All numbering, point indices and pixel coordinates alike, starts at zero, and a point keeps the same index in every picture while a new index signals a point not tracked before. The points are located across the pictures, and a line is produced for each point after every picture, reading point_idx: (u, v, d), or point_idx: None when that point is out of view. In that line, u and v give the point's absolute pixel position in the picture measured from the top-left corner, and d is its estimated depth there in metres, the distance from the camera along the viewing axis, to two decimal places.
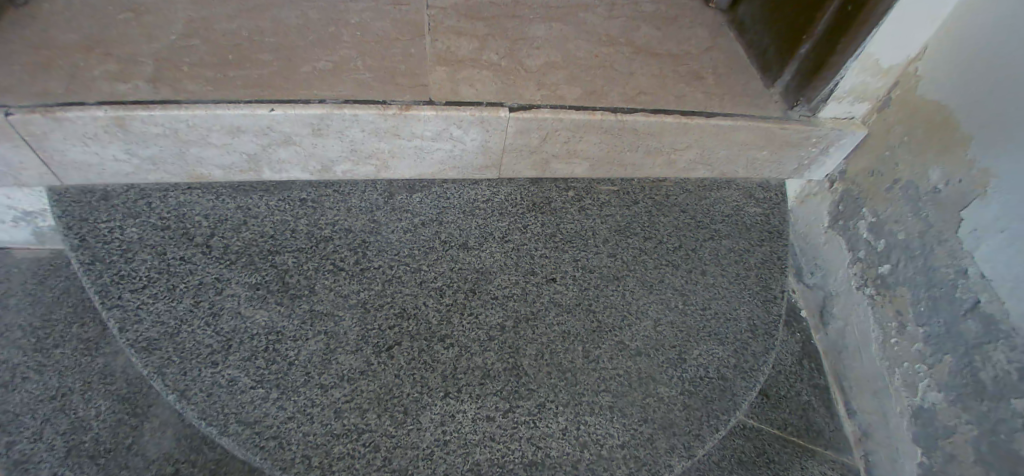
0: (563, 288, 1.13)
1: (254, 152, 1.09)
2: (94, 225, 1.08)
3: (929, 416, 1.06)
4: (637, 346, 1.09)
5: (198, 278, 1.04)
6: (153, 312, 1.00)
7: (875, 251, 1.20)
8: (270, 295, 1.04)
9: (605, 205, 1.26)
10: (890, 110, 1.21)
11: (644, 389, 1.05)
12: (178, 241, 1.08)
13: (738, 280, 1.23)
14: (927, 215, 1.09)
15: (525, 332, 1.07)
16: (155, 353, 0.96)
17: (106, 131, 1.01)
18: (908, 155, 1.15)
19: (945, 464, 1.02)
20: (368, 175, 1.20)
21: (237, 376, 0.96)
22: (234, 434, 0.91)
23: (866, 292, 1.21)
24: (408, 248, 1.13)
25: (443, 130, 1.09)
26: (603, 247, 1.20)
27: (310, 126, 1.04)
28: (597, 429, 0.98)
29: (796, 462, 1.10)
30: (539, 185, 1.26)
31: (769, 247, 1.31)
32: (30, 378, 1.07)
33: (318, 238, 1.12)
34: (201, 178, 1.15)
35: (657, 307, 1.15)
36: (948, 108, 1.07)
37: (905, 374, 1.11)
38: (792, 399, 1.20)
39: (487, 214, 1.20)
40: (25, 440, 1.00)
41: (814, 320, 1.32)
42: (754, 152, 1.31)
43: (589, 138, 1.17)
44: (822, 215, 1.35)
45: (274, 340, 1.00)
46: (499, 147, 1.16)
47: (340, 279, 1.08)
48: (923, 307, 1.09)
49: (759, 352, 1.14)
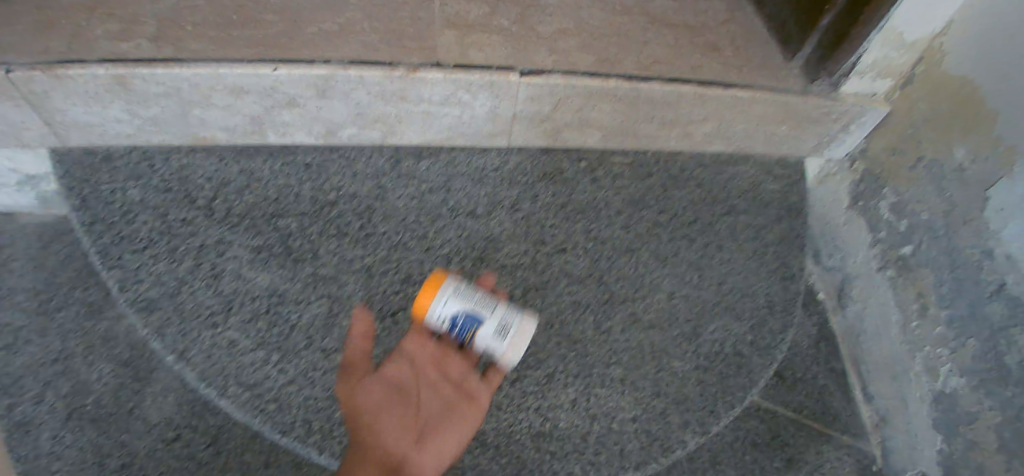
0: (574, 259, 1.10)
1: (258, 114, 1.06)
2: (96, 187, 1.07)
3: (950, 402, 1.02)
4: (650, 319, 1.07)
5: (200, 240, 1.03)
6: (153, 272, 0.99)
7: (897, 232, 1.15)
8: (272, 258, 1.02)
9: (618, 177, 1.22)
10: (915, 86, 1.14)
11: (656, 363, 1.03)
12: (181, 203, 1.06)
13: (754, 257, 1.19)
14: (951, 194, 1.04)
15: (535, 302, 1.04)
16: (155, 314, 0.96)
17: (108, 89, 0.99)
18: (932, 134, 1.09)
19: (967, 451, 0.99)
20: (375, 140, 1.16)
21: (237, 338, 0.95)
22: (235, 396, 0.91)
23: (887, 273, 1.17)
24: (415, 215, 1.10)
25: (451, 94, 1.05)
26: (616, 219, 1.17)
27: (314, 88, 1.01)
28: (607, 402, 0.97)
29: (812, 446, 1.09)
30: (550, 155, 1.22)
31: (788, 224, 1.27)
32: (32, 341, 1.08)
33: (322, 203, 1.09)
34: (206, 140, 1.12)
35: (671, 280, 1.12)
36: (974, 82, 1.01)
37: (926, 358, 1.07)
38: (808, 382, 1.17)
39: (497, 182, 1.16)
40: (26, 403, 1.02)
41: (833, 303, 1.27)
42: (772, 127, 1.28)
43: (601, 107, 1.13)
44: (842, 195, 1.29)
45: (276, 302, 0.98)
46: (509, 115, 1.12)
47: (345, 244, 1.05)
48: (946, 289, 1.04)
49: (774, 330, 1.12)
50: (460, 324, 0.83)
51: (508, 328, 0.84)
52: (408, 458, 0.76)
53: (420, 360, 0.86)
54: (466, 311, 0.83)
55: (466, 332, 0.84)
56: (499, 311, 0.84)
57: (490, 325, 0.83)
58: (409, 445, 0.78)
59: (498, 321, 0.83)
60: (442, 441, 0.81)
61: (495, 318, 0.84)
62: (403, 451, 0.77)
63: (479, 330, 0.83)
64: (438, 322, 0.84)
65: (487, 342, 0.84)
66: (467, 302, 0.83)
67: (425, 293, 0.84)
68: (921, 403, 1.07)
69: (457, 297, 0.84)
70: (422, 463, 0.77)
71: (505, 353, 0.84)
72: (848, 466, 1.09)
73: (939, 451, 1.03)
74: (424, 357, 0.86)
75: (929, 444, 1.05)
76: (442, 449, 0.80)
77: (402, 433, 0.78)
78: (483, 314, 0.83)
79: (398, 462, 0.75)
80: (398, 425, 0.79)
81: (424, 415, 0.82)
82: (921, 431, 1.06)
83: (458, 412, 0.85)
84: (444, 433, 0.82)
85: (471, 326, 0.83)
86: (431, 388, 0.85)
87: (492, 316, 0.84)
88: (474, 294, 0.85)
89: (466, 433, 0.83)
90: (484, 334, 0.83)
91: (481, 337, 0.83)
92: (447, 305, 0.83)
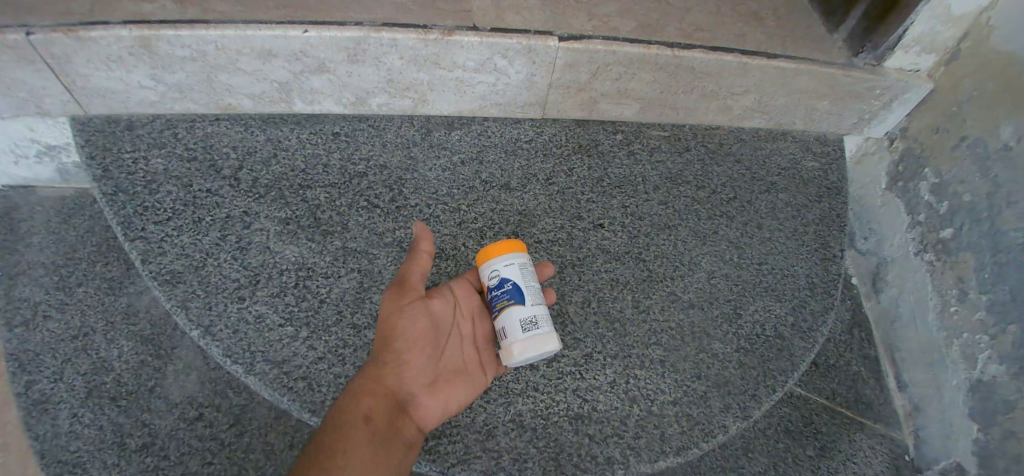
0: (611, 235, 1.06)
1: (286, 80, 1.01)
2: (118, 156, 1.04)
3: (989, 390, 0.97)
4: (690, 298, 1.04)
5: (225, 211, 0.99)
6: (176, 244, 0.96)
7: (937, 215, 1.08)
8: (300, 230, 0.99)
9: (655, 151, 1.18)
10: (958, 63, 1.07)
11: (697, 344, 0.99)
12: (205, 173, 1.03)
13: (795, 237, 1.15)
14: (996, 175, 0.98)
15: (571, 279, 1.01)
16: (178, 287, 0.92)
17: (130, 53, 0.95)
18: (977, 111, 1.02)
19: (1005, 442, 0.94)
20: (405, 110, 1.11)
21: (264, 313, 0.91)
22: (261, 373, 0.87)
23: (925, 258, 1.09)
24: (447, 187, 1.06)
25: (487, 60, 1.00)
26: (654, 195, 1.12)
27: (345, 51, 0.96)
28: (646, 384, 0.94)
29: (845, 434, 1.06)
30: (585, 128, 1.17)
31: (828, 204, 1.22)
32: (51, 316, 1.05)
33: (351, 173, 1.05)
34: (230, 108, 1.08)
35: (711, 259, 1.08)
36: None
37: (964, 345, 1.01)
38: (843, 369, 1.12)
39: (531, 154, 1.12)
40: (45, 380, 1.00)
41: (866, 288, 1.20)
42: (814, 102, 1.20)
43: (642, 76, 1.08)
44: (880, 176, 1.21)
45: (304, 276, 0.95)
46: (545, 83, 1.07)
47: (374, 216, 1.01)
48: (987, 274, 0.98)
49: (818, 311, 1.07)
50: (506, 288, 0.82)
51: (537, 328, 0.80)
52: (419, 399, 0.78)
53: (460, 309, 0.88)
54: (517, 285, 0.82)
55: (501, 299, 0.82)
56: (541, 308, 0.82)
57: (524, 309, 0.81)
58: (424, 386, 0.79)
59: (537, 315, 0.81)
60: (453, 392, 0.82)
61: (534, 309, 0.81)
62: (419, 390, 0.79)
63: (516, 307, 0.81)
64: (489, 273, 0.85)
65: (512, 322, 0.81)
66: (524, 278, 0.83)
67: (495, 248, 0.85)
68: (958, 392, 1.02)
69: (521, 269, 0.84)
70: (430, 407, 0.79)
71: (518, 343, 0.80)
72: (883, 456, 1.05)
73: (976, 441, 0.98)
74: (462, 310, 0.88)
75: (967, 434, 1.00)
76: (451, 399, 0.81)
77: (422, 372, 0.79)
78: (528, 295, 0.82)
79: (410, 400, 0.77)
80: (423, 365, 0.79)
81: (445, 363, 0.83)
82: (959, 421, 1.01)
83: (473, 370, 0.86)
84: (456, 386, 0.83)
85: (511, 297, 0.82)
86: (459, 339, 0.86)
87: (532, 304, 0.82)
88: (535, 279, 0.84)
89: (474, 391, 0.85)
90: (517, 313, 0.81)
91: (511, 313, 0.81)
92: (506, 265, 0.84)
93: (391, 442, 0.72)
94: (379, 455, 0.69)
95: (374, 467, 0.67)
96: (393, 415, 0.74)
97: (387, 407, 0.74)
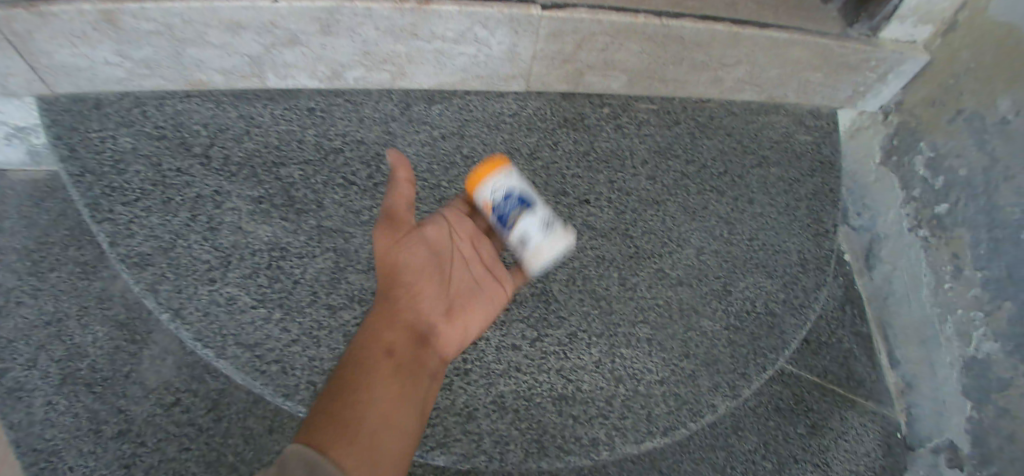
0: (598, 211, 1.03)
1: (257, 54, 0.97)
2: (85, 136, 1.00)
3: (983, 367, 0.95)
4: (679, 275, 1.01)
5: (195, 190, 0.96)
6: (146, 226, 0.93)
7: (932, 190, 1.05)
8: (273, 209, 0.95)
9: (643, 125, 1.14)
10: (956, 35, 1.04)
11: (686, 322, 0.97)
12: (175, 152, 0.99)
13: (786, 213, 1.12)
14: (993, 149, 0.94)
15: (556, 256, 0.98)
16: (148, 270, 0.89)
17: (94, 28, 0.89)
18: (974, 83, 0.99)
19: (998, 419, 0.92)
20: (383, 84, 1.07)
21: (237, 294, 0.89)
22: (233, 357, 0.85)
23: (919, 234, 1.07)
24: (427, 163, 1.03)
25: (467, 30, 0.96)
26: (642, 169, 1.09)
27: (318, 22, 0.92)
28: (633, 363, 0.92)
29: (837, 412, 1.04)
30: (571, 101, 1.13)
31: (820, 178, 1.19)
32: (25, 302, 1.02)
33: (327, 149, 1.01)
34: (201, 85, 1.03)
35: (700, 235, 1.05)
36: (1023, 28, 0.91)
37: (959, 322, 0.99)
38: (834, 346, 1.09)
39: (514, 129, 1.08)
40: (17, 368, 0.96)
41: (858, 265, 1.16)
42: (806, 73, 1.16)
43: (629, 46, 1.04)
44: (873, 150, 1.18)
45: (278, 256, 0.92)
46: (528, 54, 1.03)
47: (351, 193, 0.98)
48: (983, 250, 0.96)
49: (809, 288, 1.05)
50: (512, 201, 0.80)
51: (549, 224, 0.82)
52: (436, 332, 0.76)
53: (461, 233, 0.83)
54: (521, 193, 0.80)
55: (510, 212, 0.80)
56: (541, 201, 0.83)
57: (536, 214, 0.81)
58: (438, 314, 0.77)
59: (543, 209, 0.82)
60: (469, 316, 0.79)
61: (540, 210, 0.82)
62: (433, 323, 0.76)
63: (529, 213, 0.80)
64: (489, 195, 0.80)
65: (527, 230, 0.80)
66: (523, 185, 0.81)
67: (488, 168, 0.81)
68: (951, 369, 1.00)
69: (518, 180, 0.81)
70: (447, 336, 0.77)
71: (544, 245, 0.80)
72: (874, 433, 1.03)
73: (969, 419, 0.96)
74: (462, 228, 0.84)
75: (958, 413, 0.98)
76: (468, 328, 0.79)
77: (434, 302, 0.77)
78: (535, 201, 0.82)
79: (427, 330, 0.75)
80: (434, 295, 0.77)
81: (454, 293, 0.80)
82: (951, 399, 0.99)
83: (488, 289, 0.82)
84: (472, 309, 0.80)
85: (520, 206, 0.80)
86: (463, 262, 0.82)
87: (538, 208, 0.82)
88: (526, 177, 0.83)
89: (493, 311, 0.82)
90: (532, 218, 0.80)
91: (527, 219, 0.80)
92: (504, 179, 0.80)
93: (412, 377, 0.69)
94: (403, 389, 0.66)
95: (400, 399, 0.65)
96: (411, 349, 0.71)
97: (404, 343, 0.71)
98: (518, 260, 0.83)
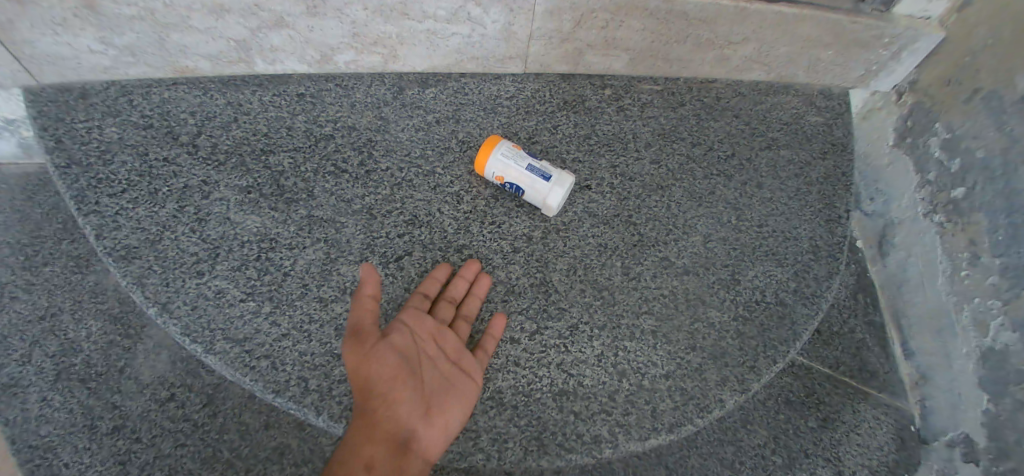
0: (599, 197, 1.00)
1: (242, 38, 0.93)
2: (71, 125, 0.97)
3: (1002, 359, 0.90)
4: (684, 264, 0.97)
5: (182, 181, 0.93)
6: (133, 218, 0.90)
7: (948, 173, 0.99)
8: (262, 199, 0.93)
9: (647, 106, 1.10)
10: (972, 8, 0.97)
11: (692, 313, 0.93)
12: (162, 141, 0.96)
13: (797, 197, 1.07)
14: (1012, 130, 0.89)
15: (555, 245, 0.95)
16: (134, 263, 0.87)
17: (75, 14, 0.86)
18: (993, 61, 0.93)
19: (1018, 413, 0.87)
20: (374, 67, 1.03)
21: (225, 288, 0.86)
22: (222, 352, 0.82)
23: (935, 219, 1.01)
24: (421, 149, 0.99)
25: (459, 8, 0.92)
26: (645, 153, 1.05)
27: (303, 3, 0.88)
28: (637, 356, 0.88)
29: (849, 404, 1.00)
30: (571, 82, 1.09)
31: (832, 161, 1.14)
32: (19, 297, 0.99)
33: (317, 136, 0.98)
34: (187, 71, 1.00)
35: (706, 221, 1.01)
36: None
37: (976, 311, 0.94)
38: (846, 336, 1.06)
39: (512, 112, 1.04)
40: (13, 364, 0.94)
41: (871, 253, 1.11)
42: (817, 51, 1.11)
43: (630, 23, 0.99)
44: (887, 132, 1.12)
45: (267, 248, 0.89)
46: (525, 33, 0.98)
47: (342, 182, 0.95)
48: (1003, 235, 0.90)
49: (821, 276, 1.00)
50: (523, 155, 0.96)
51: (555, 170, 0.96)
52: (417, 435, 0.71)
53: (427, 333, 0.79)
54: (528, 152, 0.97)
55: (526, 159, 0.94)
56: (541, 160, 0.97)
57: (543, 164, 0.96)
58: (418, 414, 0.72)
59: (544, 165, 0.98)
60: (451, 411, 0.74)
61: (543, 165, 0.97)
62: (410, 422, 0.71)
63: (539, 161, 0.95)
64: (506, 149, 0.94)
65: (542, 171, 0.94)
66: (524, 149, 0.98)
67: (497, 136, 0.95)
68: (969, 360, 0.95)
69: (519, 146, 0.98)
70: (428, 435, 0.71)
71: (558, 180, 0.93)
72: (888, 426, 0.99)
73: (987, 413, 0.92)
74: (425, 332, 0.79)
75: (975, 406, 0.93)
76: (449, 419, 0.73)
77: (414, 403, 0.72)
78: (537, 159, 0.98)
79: (406, 430, 0.70)
80: (410, 395, 0.72)
81: (430, 384, 0.75)
82: (968, 391, 0.94)
83: (469, 377, 0.78)
84: (454, 404, 0.75)
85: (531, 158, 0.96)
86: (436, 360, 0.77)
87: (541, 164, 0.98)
88: None
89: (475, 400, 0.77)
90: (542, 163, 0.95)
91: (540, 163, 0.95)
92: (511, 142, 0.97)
93: None
94: None
95: None
96: (390, 460, 0.68)
97: (382, 456, 0.67)
98: (539, 200, 0.94)
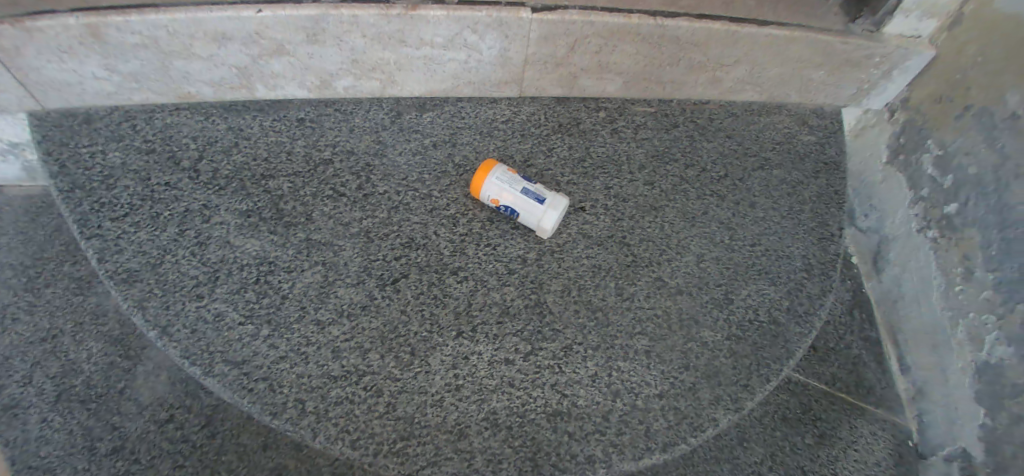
0: (593, 218, 1.01)
1: (243, 65, 0.96)
2: (75, 150, 0.98)
3: (996, 374, 0.90)
4: (678, 284, 0.98)
5: (184, 205, 0.95)
6: (134, 242, 0.92)
7: (941, 189, 1.00)
8: (261, 223, 0.94)
9: (641, 128, 1.12)
10: (960, 29, 0.99)
11: (686, 332, 0.94)
12: (163, 166, 0.98)
13: (790, 216, 1.09)
14: (1003, 145, 0.90)
15: (550, 266, 0.96)
16: (135, 286, 0.88)
17: (80, 43, 0.88)
18: (983, 79, 0.94)
19: (1012, 427, 0.88)
20: (373, 92, 1.06)
21: (225, 311, 0.87)
22: (221, 374, 0.83)
23: (928, 234, 1.02)
24: (418, 172, 1.01)
25: (456, 35, 0.94)
26: (639, 175, 1.07)
27: (304, 32, 0.90)
28: (631, 376, 0.89)
29: (846, 421, 1.00)
30: (565, 106, 1.11)
31: (825, 180, 1.16)
32: (20, 319, 1.00)
33: (316, 161, 1.00)
34: (190, 97, 1.02)
35: (700, 241, 1.03)
36: None
37: (971, 326, 0.94)
38: (841, 352, 1.06)
39: (508, 135, 1.06)
40: (13, 385, 0.95)
41: (867, 268, 1.13)
42: (810, 72, 1.13)
43: (622, 48, 1.01)
44: (879, 149, 1.14)
45: (266, 271, 0.91)
46: (520, 58, 1.00)
47: (340, 206, 0.97)
48: (994, 250, 0.91)
49: (814, 294, 1.01)
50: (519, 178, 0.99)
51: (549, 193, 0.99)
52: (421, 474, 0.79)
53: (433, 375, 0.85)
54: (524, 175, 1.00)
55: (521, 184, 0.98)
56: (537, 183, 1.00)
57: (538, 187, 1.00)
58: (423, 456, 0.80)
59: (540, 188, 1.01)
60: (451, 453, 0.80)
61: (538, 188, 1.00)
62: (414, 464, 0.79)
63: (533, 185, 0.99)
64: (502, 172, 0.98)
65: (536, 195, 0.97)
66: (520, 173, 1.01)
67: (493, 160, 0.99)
68: (964, 376, 0.95)
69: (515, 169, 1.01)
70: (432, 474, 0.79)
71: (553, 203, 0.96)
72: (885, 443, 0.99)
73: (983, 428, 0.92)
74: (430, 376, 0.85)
75: (972, 420, 0.93)
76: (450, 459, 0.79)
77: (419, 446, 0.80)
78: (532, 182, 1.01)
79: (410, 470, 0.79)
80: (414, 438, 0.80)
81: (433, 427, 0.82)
82: (965, 406, 0.94)
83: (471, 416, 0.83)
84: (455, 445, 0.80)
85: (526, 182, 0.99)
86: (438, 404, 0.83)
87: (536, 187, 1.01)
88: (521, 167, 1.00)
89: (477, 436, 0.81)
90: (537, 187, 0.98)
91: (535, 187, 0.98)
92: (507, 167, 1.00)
93: None
94: None
95: None
96: None
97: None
98: (533, 221, 0.97)
